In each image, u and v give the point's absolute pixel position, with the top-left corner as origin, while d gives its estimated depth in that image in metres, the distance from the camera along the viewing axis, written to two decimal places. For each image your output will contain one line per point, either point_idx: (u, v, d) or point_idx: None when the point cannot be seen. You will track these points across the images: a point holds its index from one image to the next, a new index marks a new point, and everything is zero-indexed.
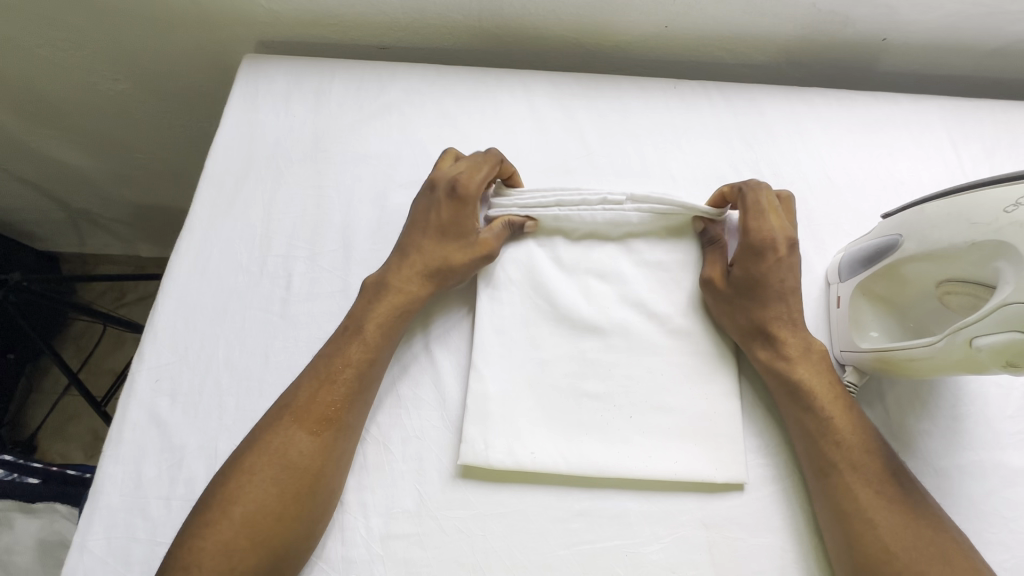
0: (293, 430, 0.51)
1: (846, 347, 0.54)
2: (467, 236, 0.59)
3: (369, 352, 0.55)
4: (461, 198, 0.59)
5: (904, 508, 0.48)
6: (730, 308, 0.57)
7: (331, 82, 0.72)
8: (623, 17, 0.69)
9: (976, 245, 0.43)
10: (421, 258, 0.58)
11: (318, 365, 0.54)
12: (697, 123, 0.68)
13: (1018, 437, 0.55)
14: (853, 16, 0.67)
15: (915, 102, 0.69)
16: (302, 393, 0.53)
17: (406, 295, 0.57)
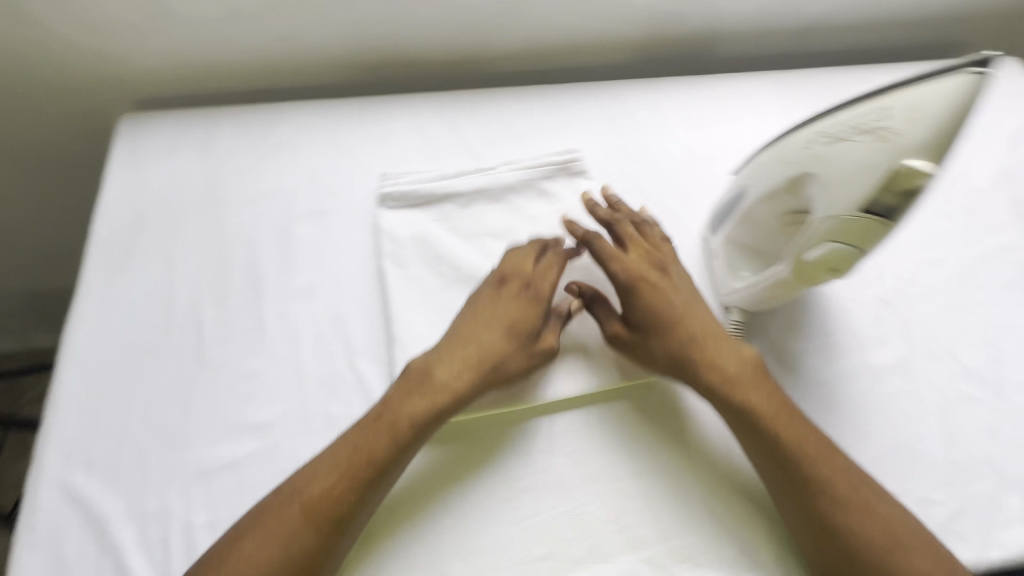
0: (300, 524, 0.48)
1: (728, 291, 0.61)
2: (528, 336, 0.58)
3: (397, 449, 0.52)
4: (534, 297, 0.60)
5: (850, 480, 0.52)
6: (643, 356, 0.58)
7: (216, 129, 0.73)
8: (487, 35, 0.76)
9: (790, 178, 0.51)
10: (477, 352, 0.56)
11: (341, 457, 0.51)
12: (571, 120, 0.75)
13: (875, 339, 0.64)
14: (683, 13, 0.78)
15: (748, 79, 0.81)
16: (315, 487, 0.49)
17: (451, 395, 0.55)
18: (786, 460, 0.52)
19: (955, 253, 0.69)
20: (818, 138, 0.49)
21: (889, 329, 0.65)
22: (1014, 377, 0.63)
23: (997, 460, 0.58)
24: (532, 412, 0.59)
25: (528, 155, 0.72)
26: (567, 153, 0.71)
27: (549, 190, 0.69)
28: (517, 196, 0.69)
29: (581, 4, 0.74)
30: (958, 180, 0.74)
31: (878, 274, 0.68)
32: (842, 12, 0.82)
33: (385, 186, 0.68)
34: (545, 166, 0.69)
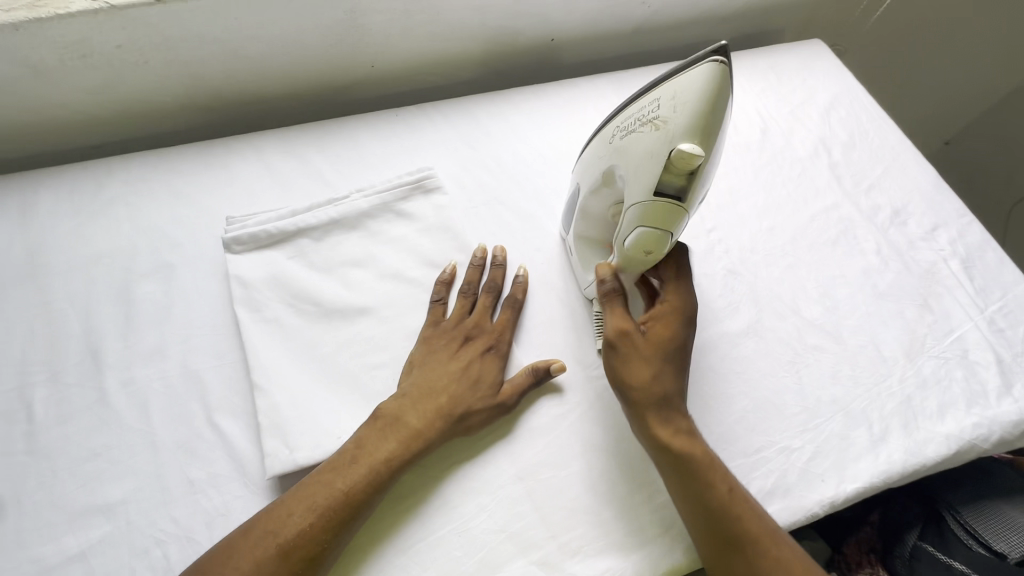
0: (277, 567, 0.47)
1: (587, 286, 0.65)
2: (493, 386, 0.59)
3: (372, 484, 0.52)
4: (490, 349, 0.61)
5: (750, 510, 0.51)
6: (633, 366, 0.55)
7: (36, 193, 0.67)
8: (329, 65, 0.76)
9: (606, 174, 0.56)
10: (442, 398, 0.57)
11: (319, 495, 0.50)
12: (424, 140, 0.76)
13: (727, 308, 0.69)
14: (519, 27, 0.82)
15: (591, 82, 0.85)
16: (292, 527, 0.48)
17: (422, 436, 0.55)
18: (691, 487, 0.52)
19: (788, 219, 0.76)
20: (617, 132, 0.54)
21: (739, 297, 0.70)
22: (849, 322, 0.69)
23: (842, 400, 0.64)
24: None
25: (383, 179, 0.72)
26: (420, 171, 0.71)
27: (406, 211, 0.69)
28: (375, 221, 0.68)
29: (416, 27, 0.75)
30: (783, 154, 0.82)
31: (724, 248, 0.73)
32: (666, 12, 0.89)
33: (231, 229, 0.65)
34: (400, 187, 0.70)
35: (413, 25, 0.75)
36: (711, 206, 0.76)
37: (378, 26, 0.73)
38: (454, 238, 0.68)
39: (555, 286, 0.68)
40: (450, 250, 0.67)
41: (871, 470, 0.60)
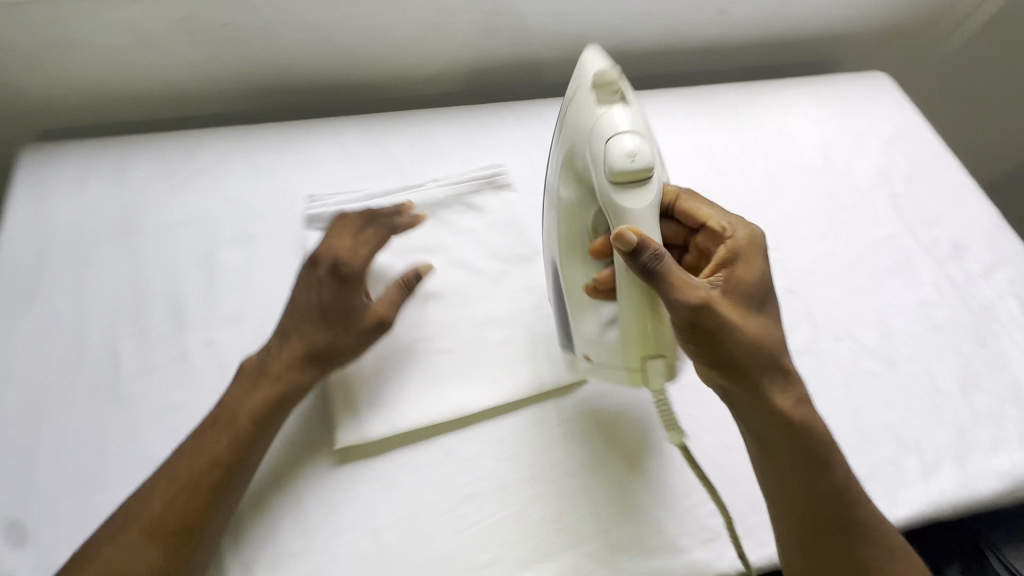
0: (142, 541, 0.47)
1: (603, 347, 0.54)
2: (355, 310, 0.58)
3: (238, 447, 0.52)
4: (345, 276, 0.59)
5: (855, 486, 0.53)
6: (728, 335, 0.50)
7: (129, 158, 0.71)
8: (410, 60, 0.79)
9: (568, 202, 0.54)
10: (299, 341, 0.57)
11: (179, 466, 0.51)
12: (496, 140, 0.77)
13: (784, 326, 0.70)
14: (593, 37, 0.84)
15: (658, 96, 0.87)
16: (154, 500, 0.49)
17: (285, 386, 0.55)
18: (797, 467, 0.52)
19: (847, 245, 0.77)
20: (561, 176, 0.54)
21: (795, 316, 0.71)
22: (904, 351, 0.70)
23: (894, 426, 0.64)
24: (471, 421, 0.59)
25: (455, 170, 0.75)
26: (491, 165, 0.74)
27: (476, 204, 0.71)
28: (446, 211, 0.71)
29: (498, 29, 0.78)
30: (844, 181, 0.83)
31: (782, 267, 0.74)
32: (737, 33, 0.91)
33: (313, 207, 0.68)
34: (472, 179, 0.72)
35: (495, 27, 0.78)
36: (771, 226, 0.77)
37: (462, 26, 0.76)
38: (520, 233, 0.70)
39: None
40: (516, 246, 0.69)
41: (923, 498, 0.60)
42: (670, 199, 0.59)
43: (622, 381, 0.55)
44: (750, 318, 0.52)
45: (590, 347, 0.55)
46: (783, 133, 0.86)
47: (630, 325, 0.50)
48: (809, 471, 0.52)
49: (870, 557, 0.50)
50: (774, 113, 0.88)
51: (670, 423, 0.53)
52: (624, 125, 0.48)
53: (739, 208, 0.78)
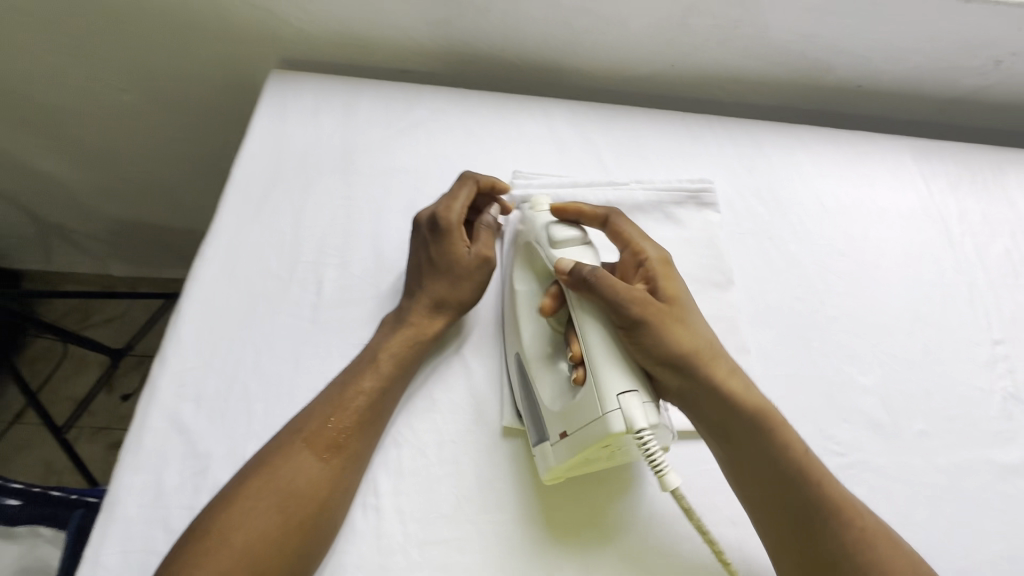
0: (301, 455, 0.49)
1: (578, 411, 0.49)
2: (461, 259, 0.60)
3: (382, 382, 0.54)
4: (443, 230, 0.60)
5: (814, 464, 0.49)
6: (663, 325, 0.50)
7: (358, 100, 0.75)
8: (636, 54, 0.77)
9: (524, 293, 0.58)
10: (426, 291, 0.59)
11: (330, 392, 0.53)
12: (705, 154, 0.74)
13: (1000, 434, 0.60)
14: (834, 64, 0.77)
15: (889, 141, 0.78)
16: (311, 419, 0.51)
17: (421, 332, 0.58)
18: (765, 470, 0.49)
19: None
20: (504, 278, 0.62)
21: (1016, 426, 0.61)
22: None
23: None
24: None
25: (660, 176, 0.72)
26: (701, 180, 0.70)
27: (676, 216, 0.68)
28: (645, 217, 0.68)
29: (736, 39, 0.74)
30: None
31: (1009, 367, 0.64)
32: (999, 89, 0.79)
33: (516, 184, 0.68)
34: (678, 190, 0.69)
35: (735, 36, 0.73)
36: (1001, 316, 0.67)
37: (702, 29, 0.72)
38: (719, 257, 0.66)
39: (809, 343, 0.63)
40: (712, 269, 0.65)
41: None
42: (599, 218, 0.58)
43: (599, 438, 0.46)
44: (676, 309, 0.52)
45: (561, 419, 0.50)
46: None
47: (595, 354, 0.49)
48: (770, 460, 0.49)
49: (849, 546, 0.46)
50: None
51: (654, 469, 0.45)
52: (543, 220, 0.58)
53: (966, 287, 0.69)
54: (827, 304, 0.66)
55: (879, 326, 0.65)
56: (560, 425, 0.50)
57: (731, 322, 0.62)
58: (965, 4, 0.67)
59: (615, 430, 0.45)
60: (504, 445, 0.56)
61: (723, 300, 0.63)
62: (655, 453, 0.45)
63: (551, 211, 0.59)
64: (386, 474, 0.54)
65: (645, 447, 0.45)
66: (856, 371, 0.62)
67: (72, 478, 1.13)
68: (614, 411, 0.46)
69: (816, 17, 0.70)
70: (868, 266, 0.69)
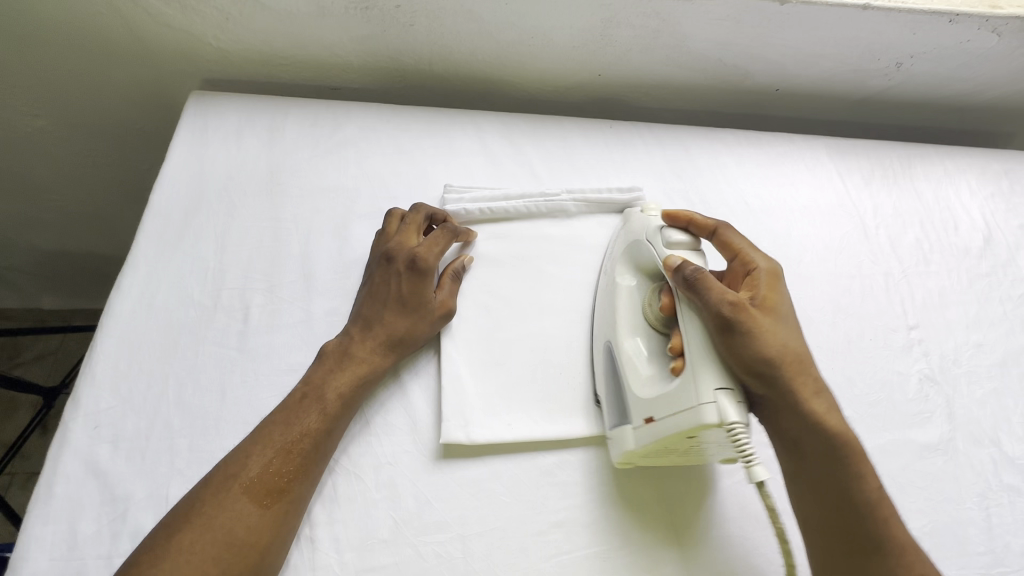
0: (240, 502, 0.47)
1: (668, 401, 0.49)
2: (425, 304, 0.59)
3: (327, 421, 0.52)
4: (418, 269, 0.60)
5: (884, 500, 0.48)
6: (759, 335, 0.48)
7: (285, 120, 0.73)
8: (563, 65, 0.78)
9: (627, 287, 0.59)
10: (383, 329, 0.58)
11: (272, 433, 0.50)
12: (634, 160, 0.76)
13: (918, 415, 0.64)
14: (751, 71, 0.80)
15: (807, 141, 0.82)
16: (252, 462, 0.48)
17: (371, 367, 0.56)
18: (832, 494, 0.48)
19: (998, 341, 0.70)
20: (607, 273, 0.63)
21: (932, 405, 0.64)
22: None
23: None
24: (572, 445, 0.58)
25: (590, 185, 0.73)
26: (630, 186, 0.71)
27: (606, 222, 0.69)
28: (574, 225, 0.70)
29: (657, 48, 0.76)
30: (1004, 268, 0.75)
31: (924, 350, 0.68)
32: (903, 88, 0.85)
33: (447, 200, 0.68)
34: (607, 198, 0.70)
35: (656, 46, 0.76)
36: (914, 302, 0.71)
37: (623, 40, 0.74)
38: None
39: None
40: None
41: None
42: (708, 230, 0.57)
43: (688, 427, 0.47)
44: (777, 322, 0.50)
45: (649, 405, 0.51)
46: (940, 204, 0.79)
47: (695, 348, 0.49)
48: (837, 487, 0.48)
49: None
50: (935, 180, 0.81)
51: (743, 459, 0.45)
52: (658, 224, 0.58)
53: (882, 276, 0.72)
54: None
55: (805, 318, 0.68)
56: (647, 410, 0.51)
57: None
58: (863, 11, 0.71)
59: (707, 421, 0.46)
60: (443, 463, 0.55)
61: None
62: (745, 444, 0.45)
63: (665, 215, 0.59)
64: (320, 503, 0.52)
65: (737, 440, 0.45)
66: None
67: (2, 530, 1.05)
68: (709, 403, 0.46)
69: (731, 26, 0.73)
70: (792, 262, 0.72)
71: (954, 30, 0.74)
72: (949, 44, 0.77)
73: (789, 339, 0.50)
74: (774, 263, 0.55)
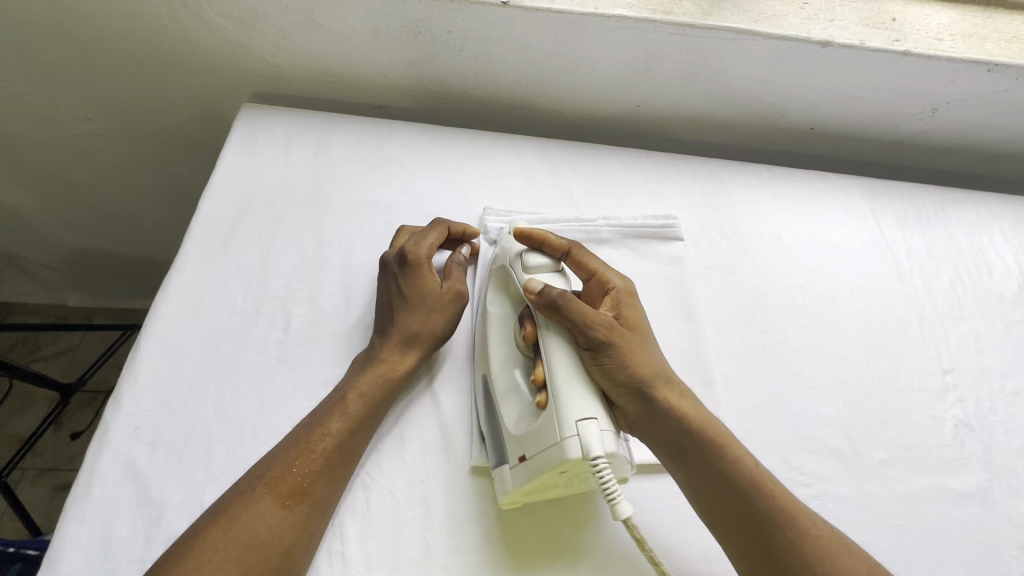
0: (264, 502, 0.46)
1: (532, 438, 0.49)
2: (430, 294, 0.60)
3: (352, 423, 0.52)
4: (412, 264, 0.60)
5: (769, 477, 0.49)
6: (622, 349, 0.52)
7: (331, 135, 0.75)
8: (604, 96, 0.80)
9: (495, 315, 0.59)
10: (398, 329, 0.58)
11: (297, 435, 0.51)
12: (671, 191, 0.77)
13: (955, 461, 0.63)
14: (787, 109, 0.82)
15: (841, 180, 0.83)
16: (277, 462, 0.49)
17: (392, 368, 0.56)
18: (717, 485, 0.48)
19: None
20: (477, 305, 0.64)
21: (968, 452, 0.64)
22: None
23: None
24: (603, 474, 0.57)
25: (628, 213, 0.74)
26: (666, 215, 0.72)
27: (642, 250, 0.70)
28: (609, 250, 0.69)
29: (697, 84, 0.78)
30: None
31: (959, 396, 0.67)
32: (936, 134, 0.86)
33: (486, 217, 0.70)
34: (642, 227, 0.71)
35: (696, 82, 0.77)
36: (949, 346, 0.71)
37: (665, 74, 0.76)
38: (683, 292, 0.67)
39: (773, 374, 0.65)
40: (679, 304, 0.66)
41: None
42: (561, 251, 0.58)
43: (555, 464, 0.46)
44: (636, 335, 0.54)
45: (519, 442, 0.50)
46: (974, 249, 0.79)
47: (558, 377, 0.49)
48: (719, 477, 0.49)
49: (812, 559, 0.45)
50: (968, 224, 0.81)
51: (607, 496, 0.45)
52: (516, 247, 0.59)
53: (917, 318, 0.72)
54: (789, 336, 0.68)
55: (838, 356, 0.68)
56: (519, 447, 0.50)
57: (699, 354, 0.63)
58: (902, 57, 0.73)
59: (571, 456, 0.45)
60: (474, 483, 0.55)
61: (689, 334, 0.64)
62: (607, 478, 0.45)
63: (518, 238, 0.59)
64: (352, 519, 0.52)
65: (600, 477, 0.45)
66: (818, 402, 0.64)
67: (11, 527, 1.05)
68: (572, 437, 0.46)
69: (771, 65, 0.75)
70: (826, 299, 0.72)
71: (991, 80, 0.75)
72: (984, 92, 0.78)
73: (647, 348, 0.54)
74: (630, 281, 0.59)
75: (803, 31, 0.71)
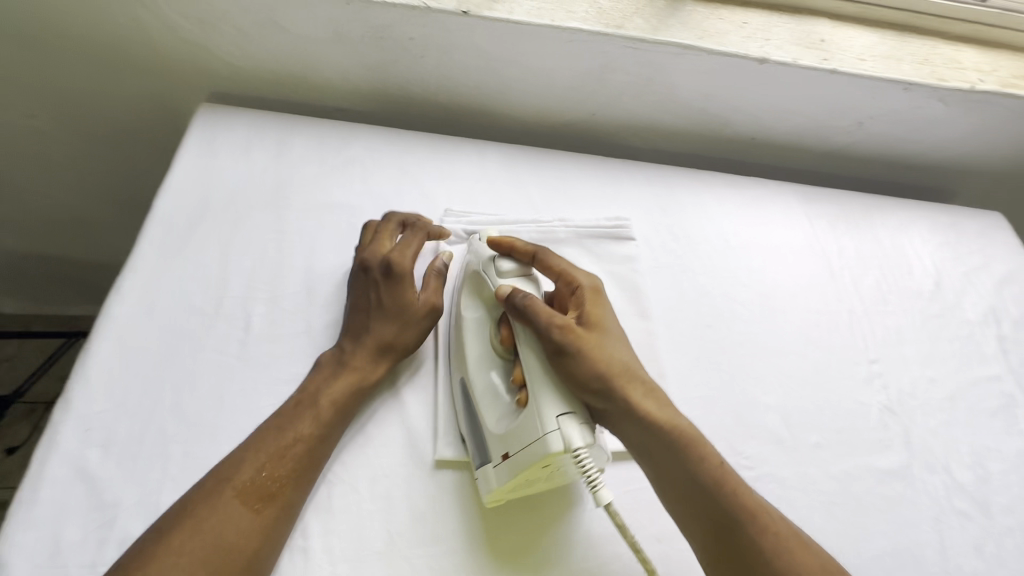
0: (233, 504, 0.46)
1: (516, 437, 0.51)
2: (405, 304, 0.61)
3: (323, 429, 0.53)
4: (394, 272, 0.61)
5: (729, 474, 0.51)
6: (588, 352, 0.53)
7: (292, 136, 0.75)
8: (560, 105, 0.84)
9: (472, 319, 0.61)
10: (373, 338, 0.58)
11: (266, 438, 0.51)
12: (624, 195, 0.81)
13: (880, 442, 0.69)
14: (731, 120, 0.88)
15: (779, 187, 0.90)
16: (246, 465, 0.49)
17: (364, 376, 0.57)
18: (682, 482, 0.51)
19: (948, 377, 0.76)
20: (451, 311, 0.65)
21: (891, 433, 0.70)
22: (1000, 498, 0.68)
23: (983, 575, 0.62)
24: None
25: (584, 216, 0.77)
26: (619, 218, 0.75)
27: (597, 250, 0.73)
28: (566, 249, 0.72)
29: (648, 95, 0.83)
30: (953, 311, 0.83)
31: (883, 383, 0.74)
32: (862, 146, 0.94)
33: (446, 218, 0.71)
34: (597, 228, 0.74)
35: (646, 93, 0.82)
36: (875, 338, 0.77)
37: (617, 85, 0.81)
38: (636, 289, 0.71)
39: (718, 366, 0.70)
40: (632, 301, 0.70)
41: None
42: (529, 255, 0.61)
43: (539, 459, 0.49)
44: (603, 336, 0.55)
45: (502, 441, 0.52)
46: (895, 250, 0.87)
47: (535, 376, 0.52)
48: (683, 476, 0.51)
49: (769, 552, 0.47)
50: (891, 228, 0.89)
51: (590, 483, 0.48)
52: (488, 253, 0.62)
53: (847, 313, 0.79)
54: (733, 331, 0.73)
55: (777, 349, 0.73)
56: (503, 446, 0.53)
57: (651, 348, 0.67)
58: (831, 74, 0.79)
59: (555, 449, 0.48)
60: (437, 477, 0.57)
61: (642, 329, 0.68)
62: (589, 466, 0.49)
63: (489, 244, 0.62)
64: (315, 514, 0.52)
65: (583, 465, 0.49)
66: (760, 392, 0.69)
67: None
68: (553, 432, 0.49)
69: (715, 79, 0.80)
70: (767, 296, 0.78)
71: (908, 97, 0.83)
72: (902, 108, 0.86)
73: (614, 348, 0.55)
74: (597, 280, 0.60)
75: (741, 48, 0.77)
